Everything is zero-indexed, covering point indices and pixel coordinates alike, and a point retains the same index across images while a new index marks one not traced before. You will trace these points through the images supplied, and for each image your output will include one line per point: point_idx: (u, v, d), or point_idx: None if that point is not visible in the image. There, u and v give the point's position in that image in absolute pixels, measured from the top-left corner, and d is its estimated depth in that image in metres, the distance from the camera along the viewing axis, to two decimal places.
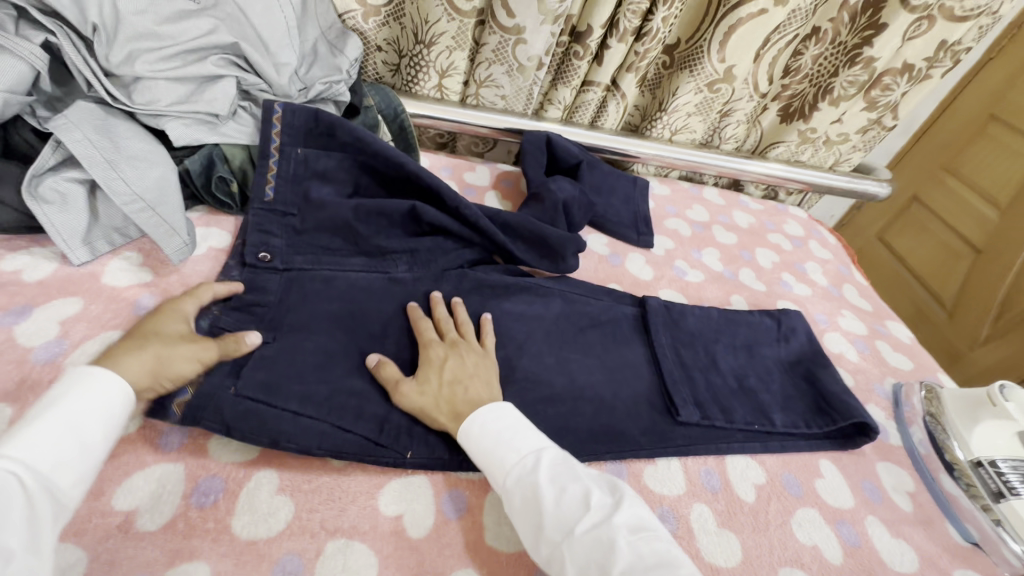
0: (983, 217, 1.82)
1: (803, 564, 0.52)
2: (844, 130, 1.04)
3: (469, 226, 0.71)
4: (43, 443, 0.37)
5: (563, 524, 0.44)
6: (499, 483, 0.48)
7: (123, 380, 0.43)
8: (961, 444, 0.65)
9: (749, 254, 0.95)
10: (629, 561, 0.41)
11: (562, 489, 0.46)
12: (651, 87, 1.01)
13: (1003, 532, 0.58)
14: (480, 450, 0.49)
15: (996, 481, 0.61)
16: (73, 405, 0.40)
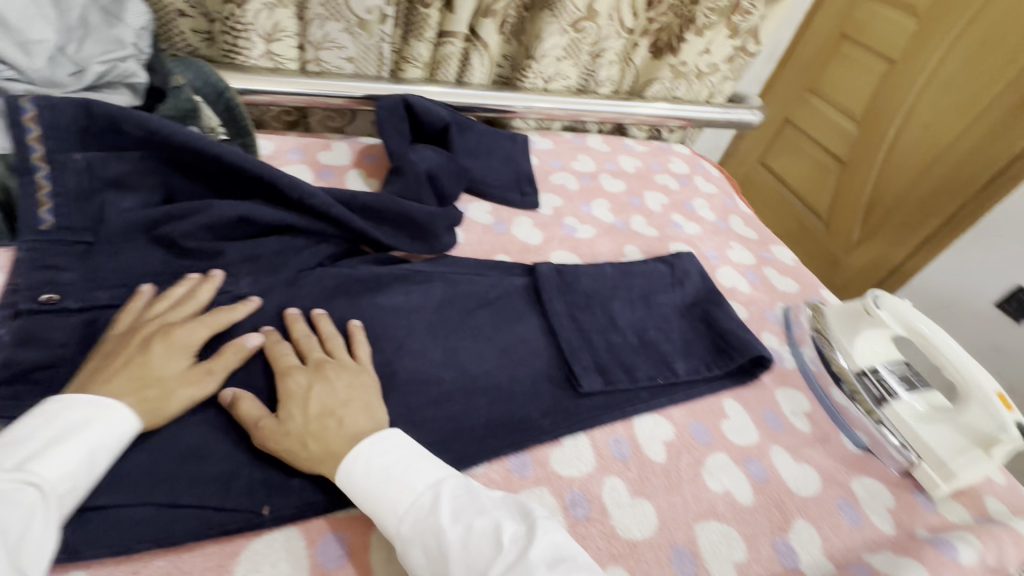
0: (843, 129, 1.97)
1: (718, 514, 0.51)
2: (712, 60, 1.03)
3: (320, 220, 0.62)
4: (59, 458, 0.37)
5: (472, 569, 0.38)
6: (394, 531, 0.41)
7: (127, 410, 0.41)
8: (846, 359, 0.67)
9: (639, 199, 0.93)
10: None
11: (465, 527, 0.40)
12: (515, 33, 0.93)
13: (885, 429, 0.62)
14: (370, 495, 0.42)
15: (877, 387, 0.64)
16: (81, 425, 0.39)
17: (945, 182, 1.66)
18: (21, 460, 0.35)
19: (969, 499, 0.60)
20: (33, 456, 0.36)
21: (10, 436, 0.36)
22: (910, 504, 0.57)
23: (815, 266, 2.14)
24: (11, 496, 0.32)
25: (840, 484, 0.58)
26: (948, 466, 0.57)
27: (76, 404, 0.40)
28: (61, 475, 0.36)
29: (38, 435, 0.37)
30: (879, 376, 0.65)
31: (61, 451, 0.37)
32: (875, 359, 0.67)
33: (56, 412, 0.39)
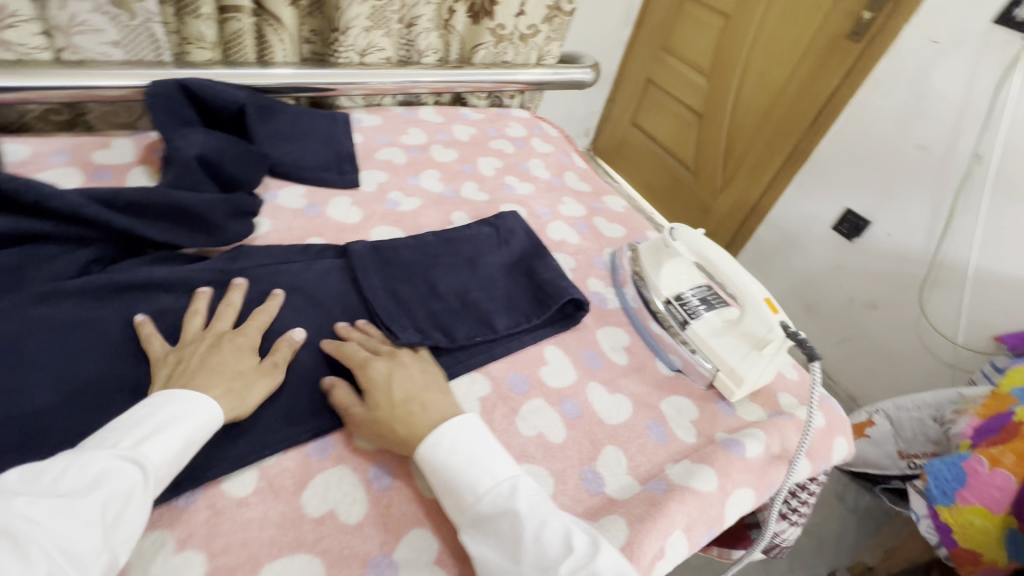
0: (696, 84, 2.11)
1: (530, 456, 0.53)
2: (530, 21, 1.06)
3: (73, 224, 0.55)
4: (160, 445, 0.41)
5: (541, 564, 0.41)
6: (468, 507, 0.45)
7: (219, 405, 0.46)
8: (654, 290, 0.71)
9: (471, 166, 0.93)
10: None
11: (537, 522, 0.43)
12: (315, 6, 0.89)
13: (696, 355, 0.66)
14: (452, 474, 0.46)
15: (680, 312, 0.69)
16: (183, 415, 0.43)
17: (783, 124, 1.82)
18: (130, 441, 0.40)
19: (764, 399, 0.66)
20: (140, 442, 0.40)
21: (132, 415, 0.42)
22: (711, 413, 0.63)
23: (689, 215, 2.29)
24: (113, 477, 0.37)
25: (650, 407, 0.62)
26: (739, 373, 0.62)
27: (183, 395, 0.45)
28: (161, 461, 0.41)
29: (146, 423, 0.42)
30: (683, 301, 0.70)
31: (162, 438, 0.41)
32: (679, 286, 0.71)
33: (165, 402, 0.43)
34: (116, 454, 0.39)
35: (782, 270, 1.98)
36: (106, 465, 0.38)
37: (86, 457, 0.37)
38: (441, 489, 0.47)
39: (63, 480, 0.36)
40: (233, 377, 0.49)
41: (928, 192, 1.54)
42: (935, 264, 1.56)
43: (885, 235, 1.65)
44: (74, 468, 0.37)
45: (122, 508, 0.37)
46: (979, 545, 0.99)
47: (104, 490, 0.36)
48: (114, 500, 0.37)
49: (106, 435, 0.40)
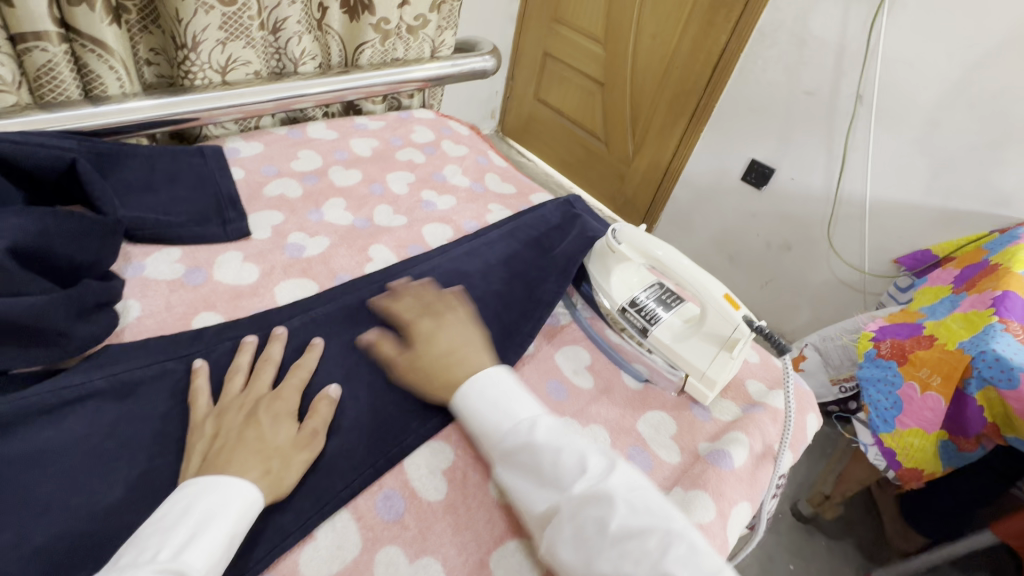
0: (593, 53, 2.08)
1: (517, 530, 0.47)
2: (416, 11, 0.94)
3: None
4: (204, 545, 0.37)
5: (559, 484, 0.44)
6: (494, 446, 0.48)
7: (260, 487, 0.42)
8: (608, 298, 0.66)
9: (380, 186, 0.82)
10: (623, 515, 0.41)
11: (555, 446, 0.46)
12: (150, 18, 0.72)
13: (660, 361, 0.62)
14: (479, 416, 0.50)
15: (638, 319, 0.64)
16: (219, 508, 0.39)
17: (682, 83, 1.83)
18: (171, 548, 0.37)
19: (736, 392, 0.64)
20: (183, 547, 0.37)
21: (167, 517, 0.39)
22: (689, 422, 0.59)
23: (607, 185, 2.28)
24: None
25: (628, 432, 0.57)
26: (711, 375, 0.59)
27: (218, 483, 0.41)
28: (208, 563, 0.37)
29: (186, 520, 0.38)
30: (639, 307, 0.65)
31: (203, 539, 0.37)
32: (632, 290, 0.67)
33: (199, 491, 0.40)
34: (157, 567, 0.35)
35: (702, 225, 2.04)
36: None
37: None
38: (474, 429, 0.51)
39: None
40: (269, 454, 0.44)
41: (820, 133, 1.62)
42: (836, 200, 1.66)
43: (790, 179, 1.73)
44: None
45: None
46: (920, 461, 1.09)
47: None
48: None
49: (141, 547, 0.37)
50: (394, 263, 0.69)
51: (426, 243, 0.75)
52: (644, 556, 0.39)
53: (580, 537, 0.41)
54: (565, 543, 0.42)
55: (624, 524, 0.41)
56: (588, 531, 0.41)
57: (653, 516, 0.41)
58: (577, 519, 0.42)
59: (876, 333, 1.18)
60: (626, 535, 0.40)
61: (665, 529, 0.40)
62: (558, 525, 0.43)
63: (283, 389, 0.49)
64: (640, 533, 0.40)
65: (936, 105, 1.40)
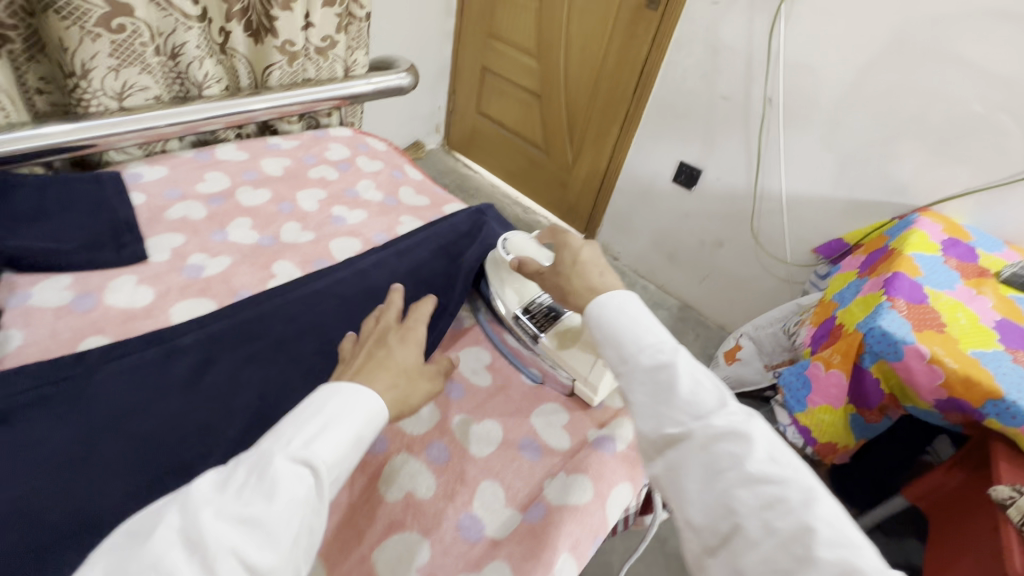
0: (527, 66, 2.15)
1: (403, 525, 0.49)
2: (323, 33, 0.97)
3: None
4: (331, 443, 0.39)
5: (695, 412, 0.43)
6: (630, 355, 0.46)
7: (384, 400, 0.44)
8: (503, 305, 0.70)
9: (290, 204, 0.84)
10: (762, 458, 0.40)
11: (696, 376, 0.45)
12: (36, 48, 0.72)
13: (551, 364, 0.65)
14: (619, 326, 0.48)
15: (530, 326, 0.67)
16: (349, 410, 0.41)
17: (611, 93, 1.92)
18: (302, 439, 0.39)
19: None
20: (312, 440, 0.39)
21: (301, 409, 0.41)
22: (581, 413, 0.63)
23: (552, 193, 2.34)
24: (292, 483, 0.36)
25: (521, 424, 0.60)
26: (592, 379, 0.62)
27: (346, 389, 0.43)
28: (336, 458, 0.39)
29: (315, 419, 0.40)
30: (530, 314, 0.68)
31: (328, 438, 0.39)
32: (527, 298, 0.70)
33: (331, 393, 0.42)
34: (290, 456, 0.37)
35: (641, 227, 2.11)
36: (284, 468, 0.37)
37: (264, 461, 0.37)
38: (602, 340, 0.49)
39: (246, 491, 0.36)
40: (400, 371, 0.48)
41: (739, 134, 1.72)
42: (758, 197, 1.76)
43: (716, 178, 1.83)
44: (254, 474, 0.36)
45: (305, 510, 0.37)
46: (832, 436, 1.16)
47: (283, 499, 0.36)
48: (291, 507, 0.36)
49: (280, 431, 0.39)
50: (297, 278, 0.70)
51: (333, 257, 0.77)
52: (784, 505, 0.38)
53: (711, 469, 0.41)
54: (694, 470, 0.42)
55: (766, 469, 0.40)
56: (725, 467, 0.40)
57: (792, 469, 0.41)
58: (711, 451, 0.41)
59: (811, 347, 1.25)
60: (763, 478, 0.39)
61: (805, 483, 0.39)
62: (688, 453, 0.42)
63: (405, 326, 0.53)
64: (779, 480, 0.39)
65: (836, 105, 1.52)
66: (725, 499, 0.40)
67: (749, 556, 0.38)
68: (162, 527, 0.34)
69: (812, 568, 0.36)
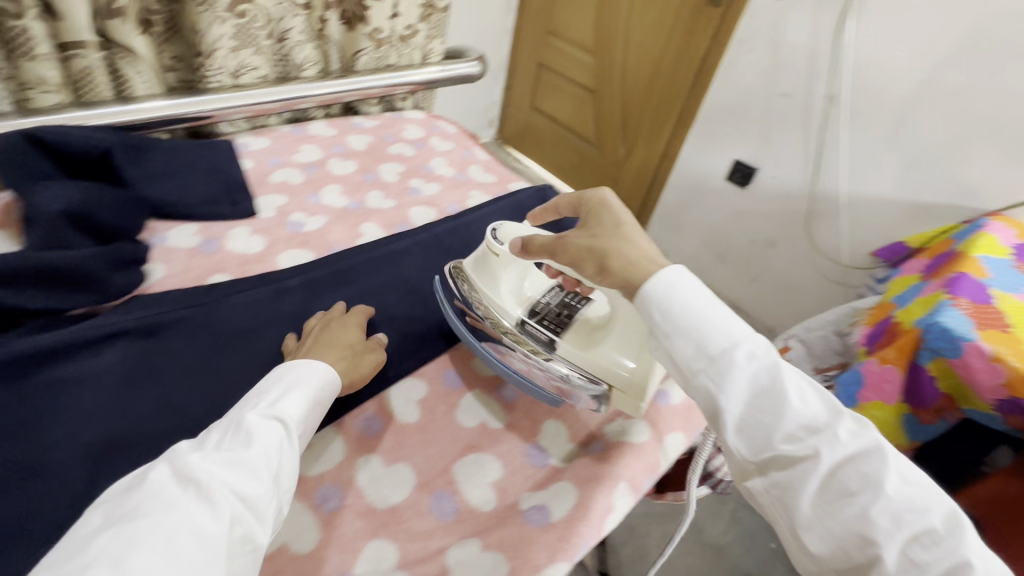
0: (583, 62, 2.19)
1: (479, 446, 0.55)
2: (407, 22, 1.05)
3: None
4: (294, 402, 0.46)
5: (811, 427, 0.38)
6: (719, 351, 0.41)
7: (335, 371, 0.52)
8: (504, 314, 0.61)
9: (373, 174, 0.92)
10: (898, 482, 0.36)
11: (800, 383, 0.41)
12: (172, 29, 0.83)
13: (576, 379, 0.56)
14: (703, 312, 0.42)
15: (543, 331, 0.59)
16: (305, 379, 0.48)
17: (668, 89, 1.94)
18: (268, 402, 0.45)
19: None
20: (277, 403, 0.45)
21: (262, 385, 0.47)
22: None
23: (601, 188, 2.37)
24: (266, 431, 0.42)
25: None
26: (634, 388, 0.53)
27: (299, 366, 0.50)
28: (299, 416, 0.46)
29: (277, 387, 0.47)
30: (540, 317, 0.61)
31: (291, 400, 0.46)
32: (527, 301, 0.63)
33: (287, 370, 0.49)
34: (260, 413, 0.43)
35: (691, 224, 2.12)
36: (257, 420, 0.42)
37: (238, 418, 0.42)
38: (687, 329, 0.42)
39: (226, 442, 0.41)
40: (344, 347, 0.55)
41: (797, 133, 1.71)
42: (814, 197, 1.74)
43: (771, 177, 1.82)
44: (232, 429, 0.42)
45: (280, 455, 0.42)
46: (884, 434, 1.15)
47: (261, 443, 0.41)
48: (269, 450, 0.41)
49: (246, 400, 0.45)
50: (382, 238, 0.79)
51: (412, 222, 0.85)
52: (928, 535, 0.34)
53: (832, 492, 0.37)
54: (811, 488, 0.37)
55: (901, 491, 0.36)
56: (857, 491, 0.36)
57: (924, 487, 0.37)
58: (838, 475, 0.37)
59: (865, 342, 1.24)
60: (905, 503, 0.35)
61: (945, 506, 0.35)
62: (804, 472, 0.38)
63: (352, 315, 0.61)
64: (921, 506, 0.35)
65: (902, 104, 1.48)
66: (853, 523, 0.36)
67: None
68: (155, 474, 0.37)
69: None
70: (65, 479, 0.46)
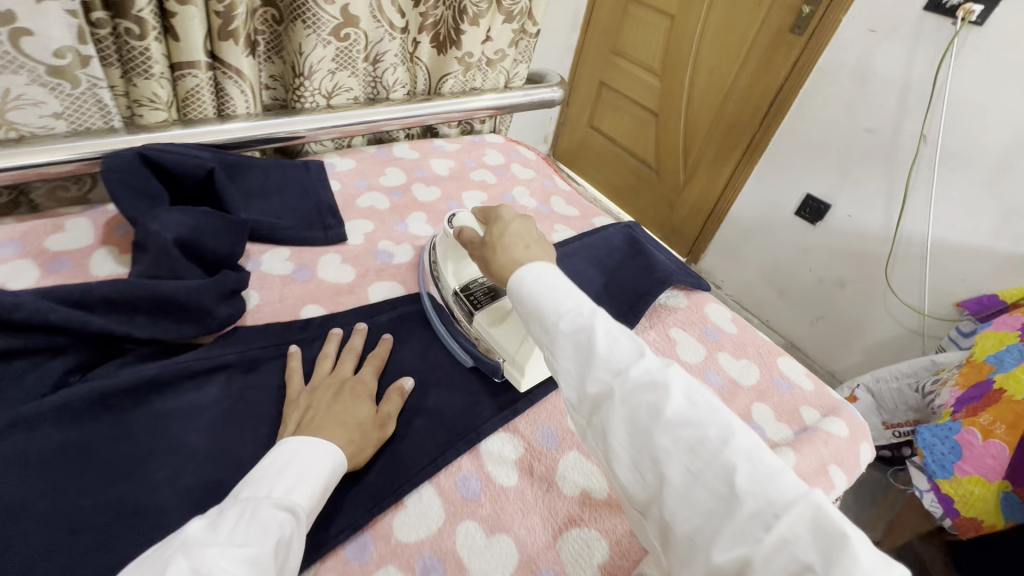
0: (649, 85, 2.14)
1: (582, 519, 0.52)
2: (497, 47, 1.04)
3: (58, 332, 0.49)
4: (306, 491, 0.42)
5: (613, 368, 0.40)
6: (551, 324, 0.44)
7: (344, 451, 0.47)
8: (444, 284, 0.67)
9: (457, 202, 0.90)
10: (679, 406, 0.38)
11: (614, 334, 0.42)
12: (274, 50, 0.84)
13: (484, 349, 0.62)
14: (534, 295, 0.45)
15: (467, 303, 0.64)
16: (320, 460, 0.45)
17: (737, 117, 1.86)
18: (281, 489, 0.41)
19: (789, 417, 0.68)
20: (289, 489, 0.41)
21: (270, 463, 0.43)
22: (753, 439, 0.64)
23: (657, 213, 2.30)
24: (279, 527, 0.38)
25: None
26: (519, 361, 0.60)
27: (314, 442, 0.46)
28: (308, 506, 0.42)
29: (291, 470, 0.43)
30: (470, 292, 0.65)
31: (304, 487, 0.42)
32: (469, 276, 0.67)
33: (301, 445, 0.45)
34: (275, 502, 0.40)
35: (752, 257, 2.03)
36: (271, 512, 0.39)
37: (252, 508, 0.39)
38: (527, 311, 0.46)
39: (240, 534, 0.37)
40: (353, 425, 0.50)
41: (881, 172, 1.61)
42: (896, 240, 1.63)
43: (848, 216, 1.72)
44: (246, 520, 0.38)
45: (285, 554, 0.38)
46: (978, 511, 1.03)
47: (274, 539, 0.37)
48: (278, 548, 0.38)
49: (258, 483, 0.41)
50: None
51: None
52: (700, 447, 0.36)
53: (633, 422, 0.39)
54: (618, 426, 0.39)
55: (681, 411, 0.38)
56: (644, 416, 0.38)
57: (710, 409, 0.38)
58: (631, 404, 0.39)
59: (953, 404, 1.12)
60: (681, 421, 0.37)
61: (722, 421, 0.37)
62: (608, 410, 0.39)
63: (364, 373, 0.56)
64: (696, 421, 0.37)
65: (1006, 148, 1.37)
66: (644, 446, 0.38)
67: (673, 502, 0.36)
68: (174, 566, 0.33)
69: (732, 504, 0.34)
70: (168, 525, 0.44)
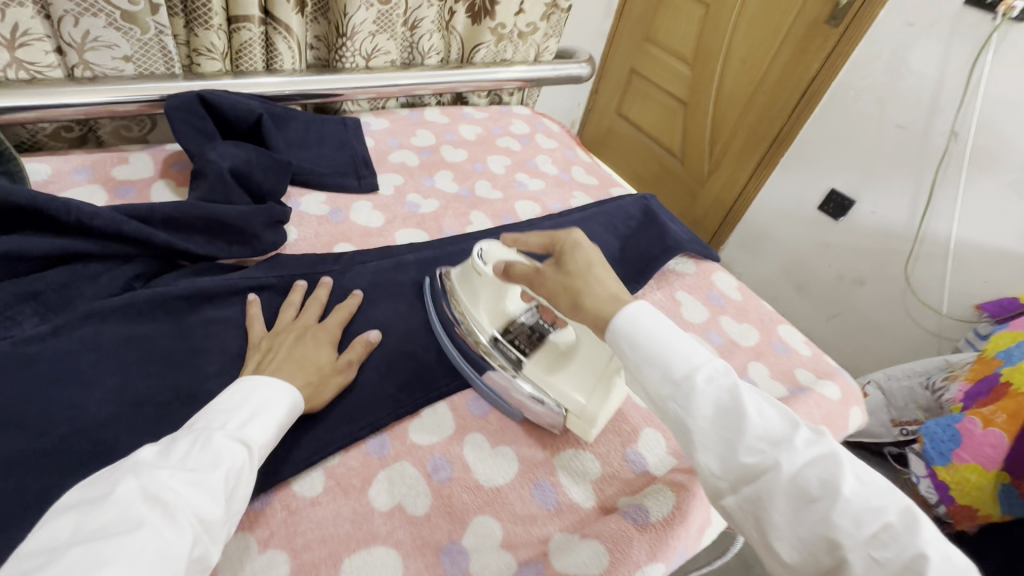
0: (679, 73, 2.14)
1: (579, 443, 0.57)
2: (529, 20, 1.08)
3: (128, 242, 0.56)
4: (261, 425, 0.43)
5: (769, 438, 0.38)
6: (686, 379, 0.41)
7: (302, 393, 0.48)
8: (479, 329, 0.60)
9: (482, 164, 0.95)
10: (855, 484, 0.36)
11: (758, 399, 0.41)
12: (320, 11, 0.89)
13: (540, 399, 0.56)
14: (662, 344, 0.43)
15: (511, 350, 0.58)
16: (277, 399, 0.46)
17: (766, 108, 1.85)
18: (236, 422, 0.42)
19: (783, 376, 0.71)
20: (245, 422, 0.42)
21: (228, 398, 0.44)
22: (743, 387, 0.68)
23: (679, 202, 2.31)
24: (232, 456, 0.39)
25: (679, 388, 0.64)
26: (588, 411, 0.54)
27: (271, 382, 0.46)
28: (264, 440, 0.43)
29: (248, 405, 0.44)
30: (510, 336, 0.60)
31: (259, 422, 0.43)
32: (508, 316, 0.61)
33: (257, 384, 0.46)
34: (228, 433, 0.41)
35: (772, 250, 2.03)
36: (224, 443, 0.40)
37: (205, 437, 0.39)
38: (649, 360, 0.43)
39: (190, 461, 0.38)
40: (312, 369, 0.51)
41: (908, 168, 1.60)
42: (918, 239, 1.62)
43: (871, 212, 1.71)
44: (196, 450, 0.39)
45: (237, 482, 0.39)
46: (973, 499, 1.04)
47: (224, 467, 0.38)
48: (230, 477, 0.39)
49: (213, 414, 0.42)
50: (490, 228, 0.81)
51: (517, 215, 0.87)
52: (886, 534, 0.34)
53: (798, 498, 0.37)
54: (780, 501, 0.37)
55: (857, 491, 0.36)
56: (820, 494, 0.36)
57: (882, 488, 0.37)
58: (797, 480, 0.37)
59: (963, 399, 1.13)
60: (862, 503, 0.35)
61: (901, 501, 0.36)
62: (770, 483, 0.37)
63: (328, 321, 0.57)
64: (877, 505, 0.36)
65: None
66: (818, 526, 0.35)
67: None
68: (121, 487, 0.34)
69: None
70: None
